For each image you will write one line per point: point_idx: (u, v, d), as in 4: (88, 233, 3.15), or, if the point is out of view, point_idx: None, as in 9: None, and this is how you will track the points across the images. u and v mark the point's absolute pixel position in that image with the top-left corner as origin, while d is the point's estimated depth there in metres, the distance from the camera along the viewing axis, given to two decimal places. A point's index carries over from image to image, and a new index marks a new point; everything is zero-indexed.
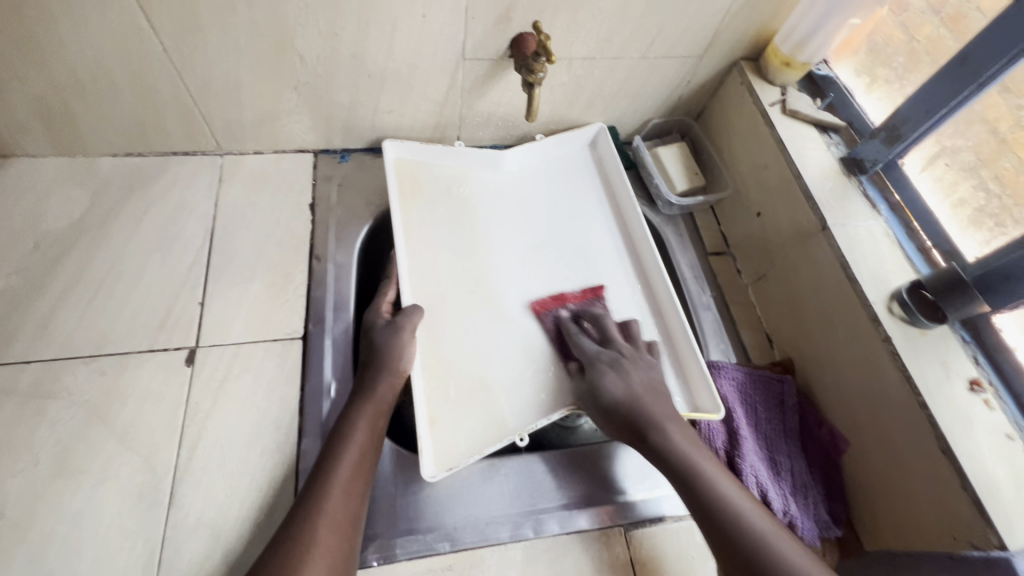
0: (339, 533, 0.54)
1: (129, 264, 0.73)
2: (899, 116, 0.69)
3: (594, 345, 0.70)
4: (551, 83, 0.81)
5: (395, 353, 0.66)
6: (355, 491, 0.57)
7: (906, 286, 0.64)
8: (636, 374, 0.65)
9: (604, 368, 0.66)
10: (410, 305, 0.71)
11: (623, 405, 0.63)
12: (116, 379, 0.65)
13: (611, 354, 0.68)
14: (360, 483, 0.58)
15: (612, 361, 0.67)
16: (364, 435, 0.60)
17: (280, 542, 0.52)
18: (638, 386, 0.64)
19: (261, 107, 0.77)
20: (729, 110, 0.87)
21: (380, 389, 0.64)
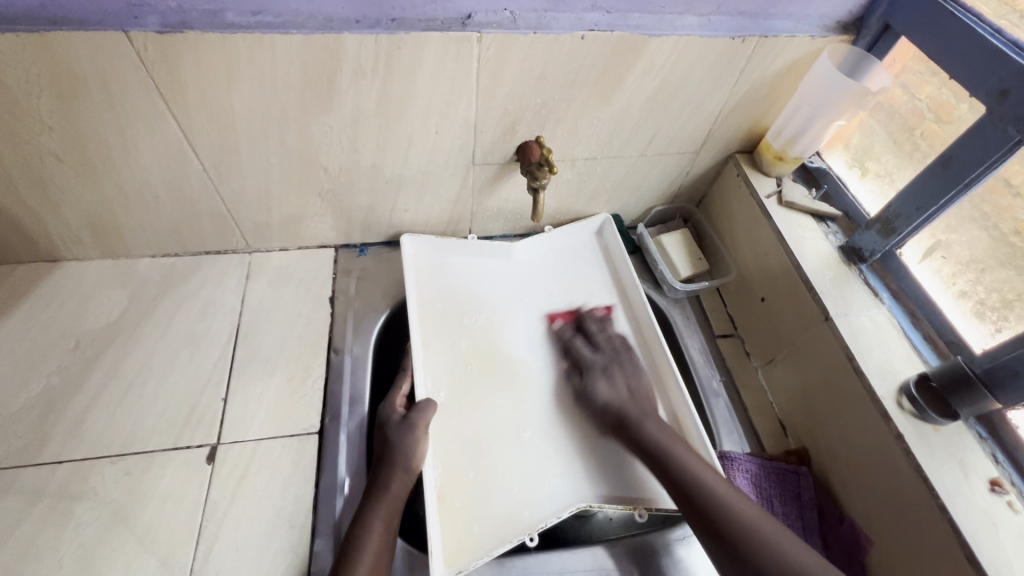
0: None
1: (159, 361, 0.77)
2: (892, 211, 0.72)
3: (591, 351, 0.82)
4: (556, 180, 0.87)
5: (407, 449, 0.66)
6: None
7: (913, 380, 0.64)
8: (622, 380, 0.77)
9: (597, 376, 0.78)
10: (423, 399, 0.73)
11: (610, 406, 0.74)
12: (141, 478, 0.67)
13: (603, 362, 0.79)
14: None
15: (605, 368, 0.79)
16: (379, 536, 0.60)
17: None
18: (624, 391, 0.75)
19: (288, 211, 0.83)
20: (728, 199, 0.91)
21: (394, 486, 0.64)
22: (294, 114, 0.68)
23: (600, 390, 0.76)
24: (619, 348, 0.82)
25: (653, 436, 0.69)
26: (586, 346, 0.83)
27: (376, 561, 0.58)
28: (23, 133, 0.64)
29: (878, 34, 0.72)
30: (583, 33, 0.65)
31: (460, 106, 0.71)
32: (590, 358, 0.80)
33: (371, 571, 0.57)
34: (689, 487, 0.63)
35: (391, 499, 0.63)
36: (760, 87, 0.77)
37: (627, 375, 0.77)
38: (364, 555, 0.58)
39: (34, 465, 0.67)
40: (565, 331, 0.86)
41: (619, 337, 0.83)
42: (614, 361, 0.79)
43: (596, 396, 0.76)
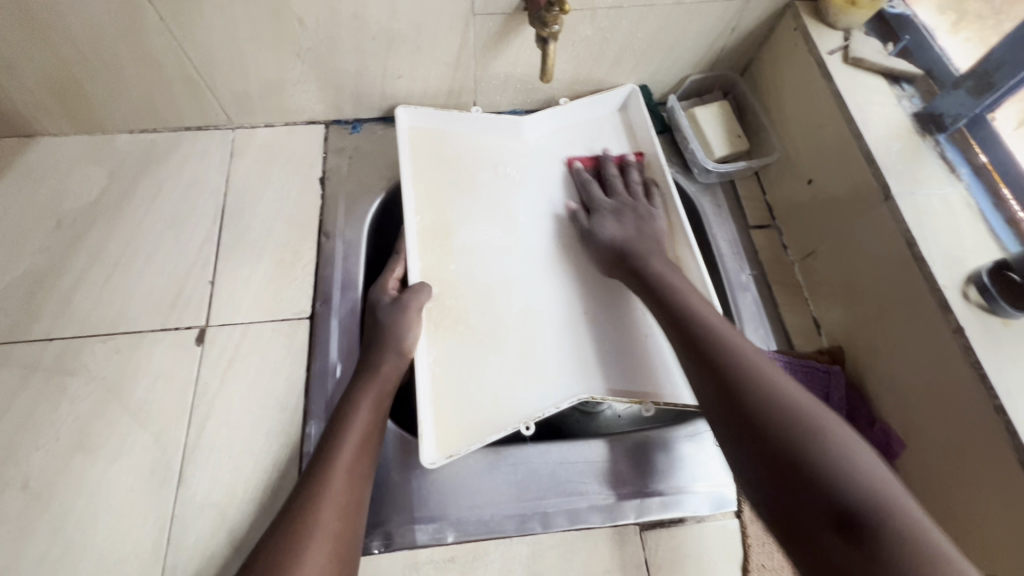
0: (346, 513, 0.50)
1: (144, 242, 0.73)
2: (992, 60, 0.58)
3: (608, 196, 0.74)
4: (573, 38, 0.73)
5: (399, 330, 0.62)
6: (361, 467, 0.53)
7: (987, 267, 0.54)
8: (631, 220, 0.69)
9: (606, 215, 0.71)
10: (416, 283, 0.67)
11: (614, 242, 0.68)
12: (132, 357, 0.66)
13: (617, 204, 0.72)
14: (367, 461, 0.54)
15: (617, 207, 0.72)
16: (371, 409, 0.57)
17: (289, 511, 0.49)
18: (631, 230, 0.69)
19: (267, 76, 0.73)
20: (780, 61, 0.76)
21: (388, 364, 0.60)
22: None
23: (606, 229, 0.70)
24: (639, 197, 0.73)
25: (654, 267, 0.64)
26: (601, 189, 0.75)
27: (368, 431, 0.55)
28: None
29: None
30: None
31: None
32: (607, 203, 0.73)
33: (362, 440, 0.55)
34: (691, 326, 0.55)
35: (386, 375, 0.60)
36: None
37: (638, 216, 0.70)
38: (356, 424, 0.55)
39: (27, 341, 0.66)
40: (583, 174, 0.78)
41: (636, 189, 0.74)
42: (631, 208, 0.71)
43: (602, 234, 0.70)
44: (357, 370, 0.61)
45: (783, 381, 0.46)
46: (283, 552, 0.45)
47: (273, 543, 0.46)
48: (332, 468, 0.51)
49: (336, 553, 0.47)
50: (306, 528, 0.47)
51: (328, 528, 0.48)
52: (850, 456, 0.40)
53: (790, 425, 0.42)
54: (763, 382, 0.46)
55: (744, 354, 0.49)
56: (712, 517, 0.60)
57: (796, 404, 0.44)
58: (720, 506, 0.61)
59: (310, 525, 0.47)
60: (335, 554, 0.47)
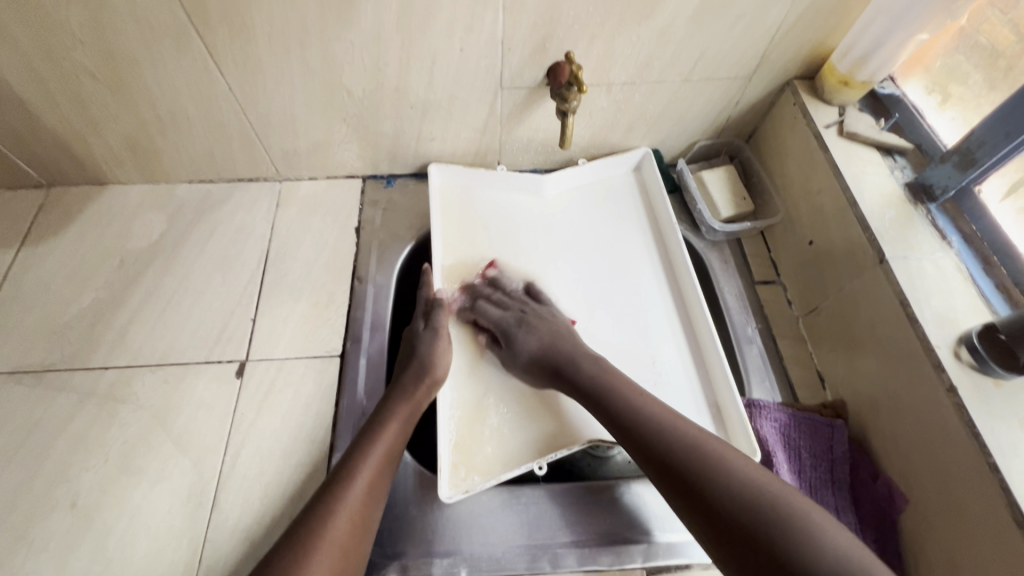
0: (355, 529, 0.53)
1: (195, 281, 0.80)
2: (973, 139, 0.62)
3: (499, 311, 0.75)
4: (590, 108, 0.81)
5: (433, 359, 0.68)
6: (376, 489, 0.56)
7: (976, 330, 0.57)
8: (540, 325, 0.72)
9: (513, 330, 0.73)
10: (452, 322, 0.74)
11: (536, 356, 0.70)
12: (177, 387, 0.71)
13: (515, 315, 0.74)
14: (382, 483, 0.57)
15: (524, 321, 0.73)
16: (393, 435, 0.61)
17: (303, 518, 0.52)
18: (546, 337, 0.71)
19: (314, 137, 0.82)
20: (782, 132, 0.83)
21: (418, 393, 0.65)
22: (315, 27, 0.66)
23: (525, 344, 0.71)
24: (526, 301, 0.77)
25: (589, 372, 0.66)
26: (493, 309, 0.76)
27: (387, 455, 0.59)
28: (57, 49, 0.65)
29: None
30: None
31: (487, 19, 0.66)
32: (494, 317, 0.74)
33: (381, 463, 0.58)
34: (655, 432, 0.57)
35: (411, 406, 0.64)
36: None
37: (546, 322, 0.73)
38: (377, 447, 0.59)
39: (84, 368, 0.72)
40: (474, 293, 0.79)
41: (521, 293, 0.78)
42: (517, 316, 0.74)
43: (520, 349, 0.71)
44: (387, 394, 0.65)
45: (742, 469, 0.52)
46: (289, 560, 0.48)
47: (281, 549, 0.49)
48: (350, 484, 0.55)
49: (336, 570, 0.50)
50: (315, 538, 0.50)
51: (334, 544, 0.51)
52: (830, 541, 0.45)
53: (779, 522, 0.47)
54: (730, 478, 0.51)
55: (702, 451, 0.54)
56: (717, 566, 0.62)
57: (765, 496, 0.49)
58: None
59: (319, 538, 0.50)
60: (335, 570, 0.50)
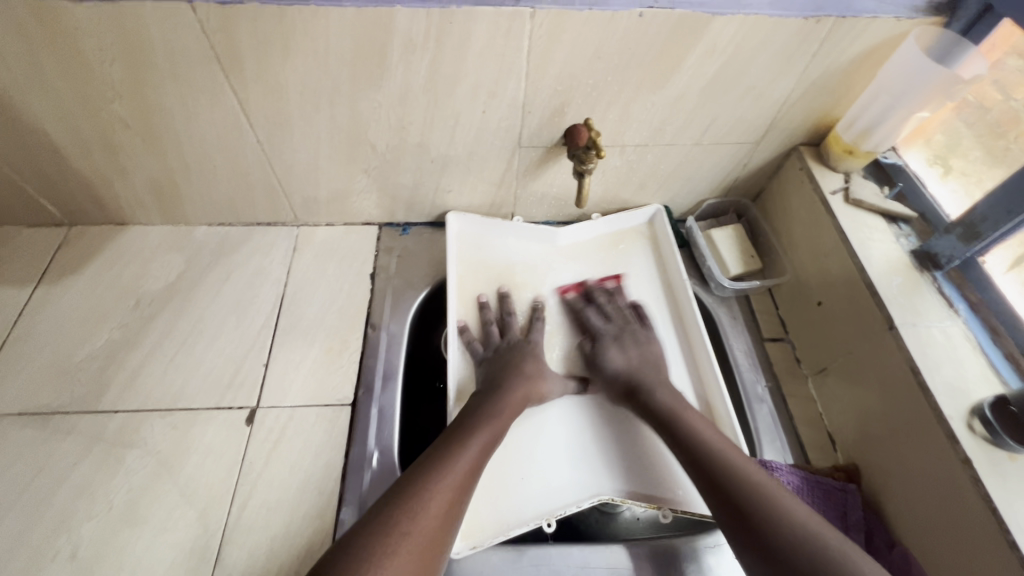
0: (443, 523, 0.56)
1: (209, 324, 0.81)
2: (977, 213, 0.64)
3: (603, 320, 0.83)
4: (604, 167, 0.84)
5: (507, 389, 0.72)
6: (462, 491, 0.59)
7: (989, 402, 0.58)
8: (632, 349, 0.78)
9: (609, 343, 0.80)
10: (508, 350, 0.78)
11: (620, 374, 0.76)
12: (185, 433, 0.71)
13: (614, 330, 0.81)
14: (468, 487, 0.60)
15: (614, 335, 0.81)
16: (480, 448, 0.64)
17: (395, 503, 0.55)
18: (634, 359, 0.77)
19: (336, 186, 0.84)
20: (788, 194, 0.86)
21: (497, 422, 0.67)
22: (345, 88, 0.68)
23: (613, 360, 0.77)
24: (631, 319, 0.83)
25: (663, 402, 0.71)
26: (598, 316, 0.84)
27: (469, 474, 0.61)
28: (96, 100, 0.68)
29: (976, 17, 0.64)
30: (641, 10, 0.61)
31: (509, 84, 0.69)
32: (603, 326, 0.82)
33: (469, 468, 0.61)
34: (698, 446, 0.64)
35: (502, 422, 0.68)
36: (834, 73, 0.71)
37: (639, 346, 0.79)
38: (467, 453, 0.62)
39: (93, 412, 0.72)
40: (577, 305, 0.86)
41: (630, 311, 0.85)
42: (621, 328, 0.81)
43: (606, 364, 0.77)
44: (478, 407, 0.69)
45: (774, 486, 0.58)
46: (382, 540, 0.52)
47: (374, 528, 0.53)
48: (441, 481, 0.58)
49: (424, 556, 0.53)
50: (407, 523, 0.54)
51: (421, 533, 0.54)
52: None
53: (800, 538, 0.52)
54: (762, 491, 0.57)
55: (741, 465, 0.61)
56: None
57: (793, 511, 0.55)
58: None
59: (409, 525, 0.54)
60: (421, 558, 0.53)
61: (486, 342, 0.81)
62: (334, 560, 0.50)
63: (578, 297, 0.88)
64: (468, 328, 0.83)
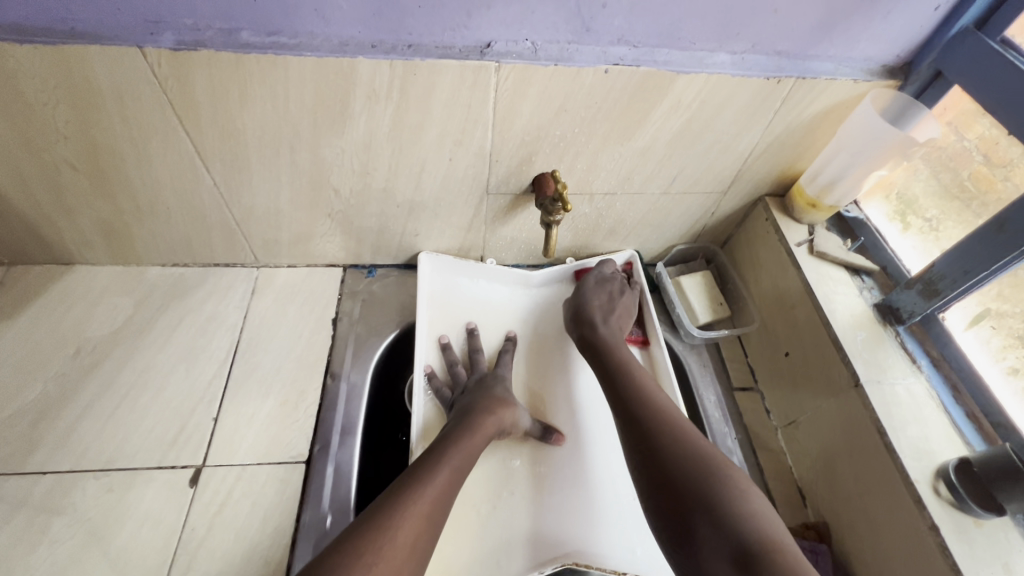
0: (413, 554, 0.51)
1: (156, 374, 0.76)
2: (935, 271, 0.65)
3: (609, 272, 0.86)
4: (574, 214, 0.83)
5: (480, 415, 0.68)
6: (433, 521, 0.55)
7: (953, 464, 0.57)
8: (612, 294, 0.83)
9: (592, 283, 0.84)
10: (476, 386, 0.75)
11: (581, 307, 0.81)
12: (121, 497, 0.66)
13: (612, 281, 0.85)
14: (439, 517, 0.56)
15: (603, 282, 0.84)
16: (450, 476, 0.59)
17: (359, 534, 0.50)
18: (604, 304, 0.82)
19: (298, 229, 0.82)
20: (755, 243, 0.86)
21: (468, 447, 0.64)
22: (305, 134, 0.66)
23: (587, 293, 0.83)
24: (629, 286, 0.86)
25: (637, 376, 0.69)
26: (608, 270, 0.86)
27: (437, 504, 0.56)
28: (39, 142, 0.64)
29: (928, 81, 0.67)
30: (607, 67, 0.61)
31: (476, 134, 0.68)
32: (603, 273, 0.86)
33: (438, 496, 0.57)
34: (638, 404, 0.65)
35: (472, 445, 0.64)
36: (796, 130, 0.72)
37: (615, 297, 0.83)
38: (436, 481, 0.58)
39: (19, 474, 0.66)
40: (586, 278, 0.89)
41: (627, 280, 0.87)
42: (618, 287, 0.84)
43: (583, 297, 0.82)
44: (449, 434, 0.65)
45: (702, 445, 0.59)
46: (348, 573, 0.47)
47: (337, 560, 0.48)
48: (411, 508, 0.54)
49: None
50: (375, 556, 0.49)
51: (389, 566, 0.49)
52: (734, 493, 0.53)
53: (697, 475, 0.55)
54: (679, 437, 0.60)
55: (668, 421, 0.62)
56: None
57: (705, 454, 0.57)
58: None
59: (377, 557, 0.48)
60: None
61: (455, 380, 0.78)
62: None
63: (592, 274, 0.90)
64: (435, 373, 0.80)
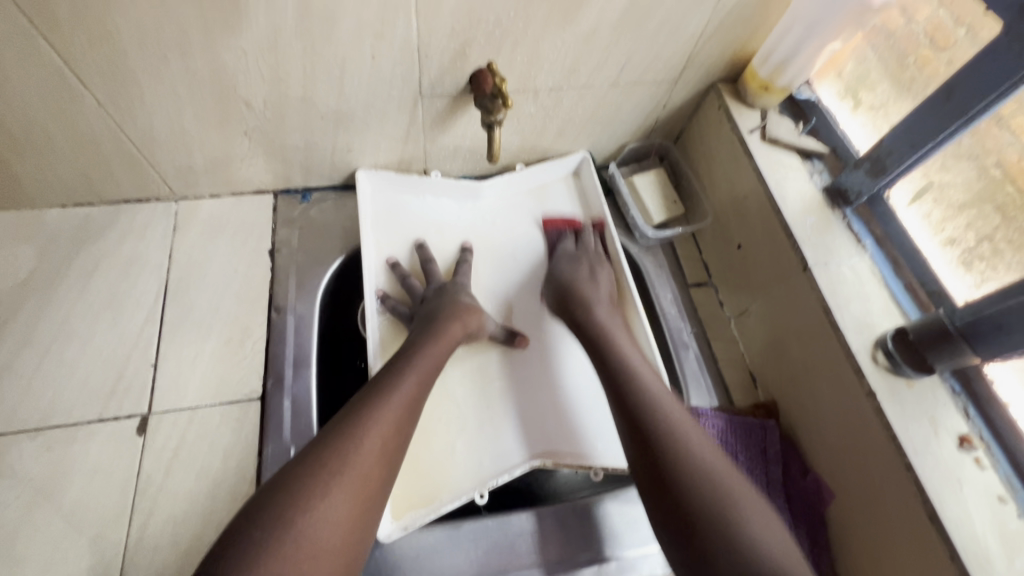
0: (382, 460, 0.51)
1: (79, 325, 0.70)
2: (883, 148, 0.64)
3: (574, 246, 0.82)
4: (518, 114, 0.77)
5: (446, 322, 0.67)
6: (402, 429, 0.54)
7: (891, 334, 0.60)
8: (585, 262, 0.79)
9: (563, 254, 0.81)
10: (437, 292, 0.73)
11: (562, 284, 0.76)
12: (64, 453, 0.62)
13: (576, 250, 0.81)
14: (409, 423, 0.55)
15: (574, 252, 0.81)
16: (417, 383, 0.58)
17: (324, 445, 0.49)
18: (583, 273, 0.77)
19: (212, 152, 0.73)
20: (707, 135, 0.83)
21: (434, 357, 0.62)
22: (195, 34, 0.56)
23: (560, 267, 0.79)
24: (599, 252, 0.81)
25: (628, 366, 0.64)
26: (572, 242, 0.83)
27: (406, 413, 0.55)
28: None
29: None
30: None
31: (398, 23, 0.60)
32: (569, 251, 0.81)
33: (407, 404, 0.56)
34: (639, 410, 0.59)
35: (439, 353, 0.63)
36: (750, 2, 0.67)
37: (592, 262, 0.79)
38: (403, 390, 0.56)
39: None
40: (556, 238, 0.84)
41: (600, 247, 0.82)
42: (586, 255, 0.80)
43: (556, 269, 0.79)
44: (414, 344, 0.64)
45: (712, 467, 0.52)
46: (310, 483, 0.46)
47: (303, 471, 0.47)
48: (378, 418, 0.52)
49: (361, 496, 0.48)
50: (339, 463, 0.48)
51: (357, 474, 0.48)
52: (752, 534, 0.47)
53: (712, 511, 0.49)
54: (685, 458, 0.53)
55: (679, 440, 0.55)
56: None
57: (718, 483, 0.51)
58: None
59: (343, 466, 0.48)
60: (359, 499, 0.47)
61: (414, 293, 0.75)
62: (256, 509, 0.44)
63: (565, 233, 0.84)
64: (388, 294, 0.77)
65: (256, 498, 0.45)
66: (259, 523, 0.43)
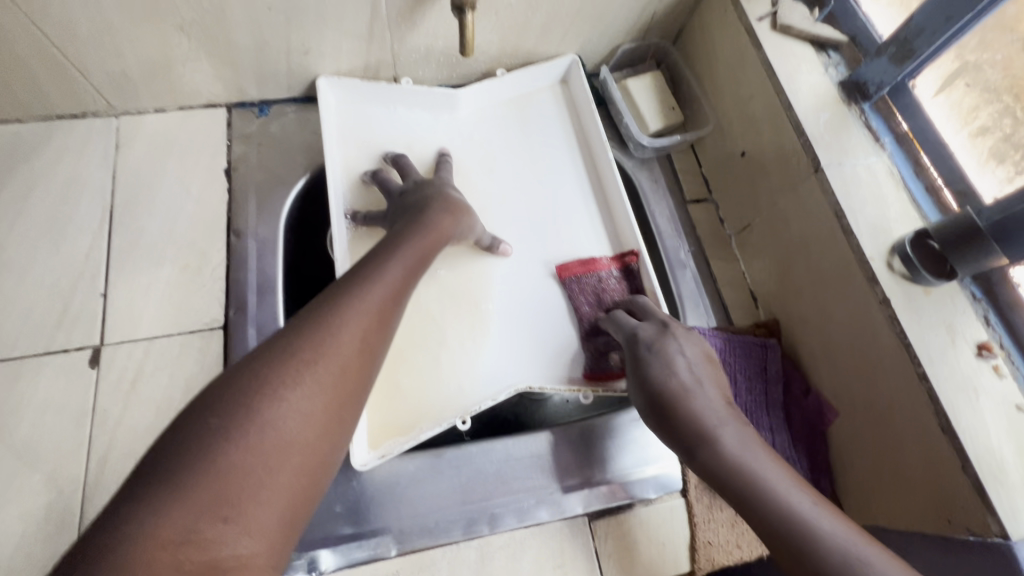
0: (365, 347, 0.42)
1: (17, 253, 0.63)
2: (913, 26, 0.56)
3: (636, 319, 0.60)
4: (496, 5, 0.68)
5: (433, 215, 0.60)
6: (387, 317, 0.46)
7: (910, 237, 0.54)
8: (677, 354, 0.54)
9: (642, 352, 0.56)
10: (421, 184, 0.66)
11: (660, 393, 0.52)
12: (11, 388, 0.58)
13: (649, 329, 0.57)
14: (395, 310, 0.47)
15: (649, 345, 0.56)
16: (404, 270, 0.50)
17: (294, 329, 0.41)
18: (685, 374, 0.53)
19: (146, 55, 0.63)
20: (709, 30, 0.74)
21: (420, 247, 0.54)
22: None
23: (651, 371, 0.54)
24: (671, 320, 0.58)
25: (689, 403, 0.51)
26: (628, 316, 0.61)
27: (390, 299, 0.47)
28: None
29: None
30: None
31: None
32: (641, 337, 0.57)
33: (392, 290, 0.48)
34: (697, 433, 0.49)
35: (426, 244, 0.55)
36: None
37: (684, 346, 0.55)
38: (387, 276, 0.48)
39: None
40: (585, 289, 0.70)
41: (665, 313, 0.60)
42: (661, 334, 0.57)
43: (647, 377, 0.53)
44: (398, 234, 0.56)
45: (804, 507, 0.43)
46: (276, 371, 0.38)
47: (267, 357, 0.39)
48: (358, 301, 0.44)
49: (339, 388, 0.40)
50: (312, 352, 0.39)
51: (334, 360, 0.40)
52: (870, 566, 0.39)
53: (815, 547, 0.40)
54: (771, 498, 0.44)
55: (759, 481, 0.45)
56: (658, 500, 0.61)
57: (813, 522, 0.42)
58: (665, 489, 0.61)
59: (316, 351, 0.39)
60: (337, 391, 0.39)
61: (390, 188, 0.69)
62: (210, 396, 0.36)
63: (585, 280, 0.70)
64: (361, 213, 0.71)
65: (212, 387, 0.37)
66: (214, 411, 0.35)
